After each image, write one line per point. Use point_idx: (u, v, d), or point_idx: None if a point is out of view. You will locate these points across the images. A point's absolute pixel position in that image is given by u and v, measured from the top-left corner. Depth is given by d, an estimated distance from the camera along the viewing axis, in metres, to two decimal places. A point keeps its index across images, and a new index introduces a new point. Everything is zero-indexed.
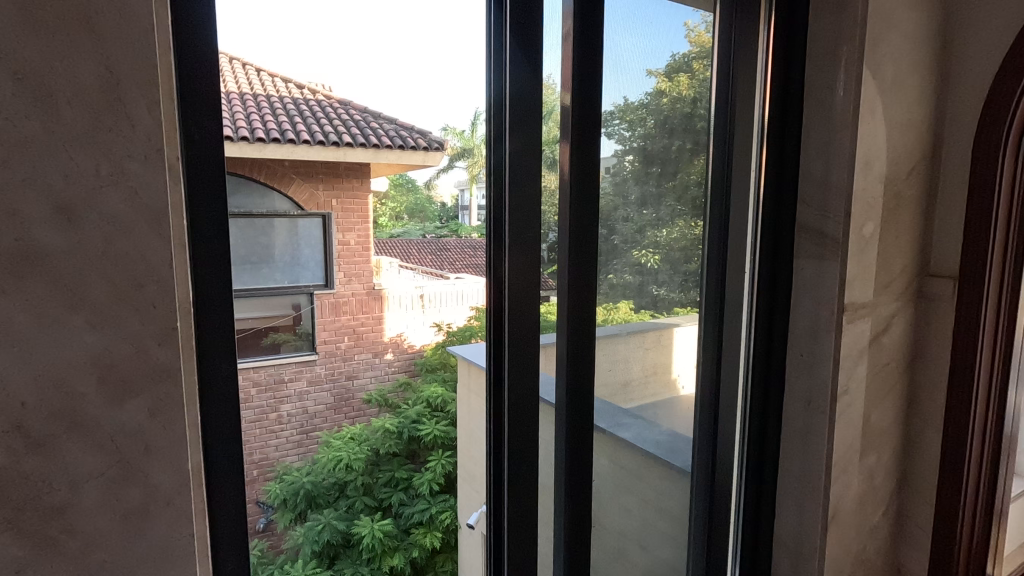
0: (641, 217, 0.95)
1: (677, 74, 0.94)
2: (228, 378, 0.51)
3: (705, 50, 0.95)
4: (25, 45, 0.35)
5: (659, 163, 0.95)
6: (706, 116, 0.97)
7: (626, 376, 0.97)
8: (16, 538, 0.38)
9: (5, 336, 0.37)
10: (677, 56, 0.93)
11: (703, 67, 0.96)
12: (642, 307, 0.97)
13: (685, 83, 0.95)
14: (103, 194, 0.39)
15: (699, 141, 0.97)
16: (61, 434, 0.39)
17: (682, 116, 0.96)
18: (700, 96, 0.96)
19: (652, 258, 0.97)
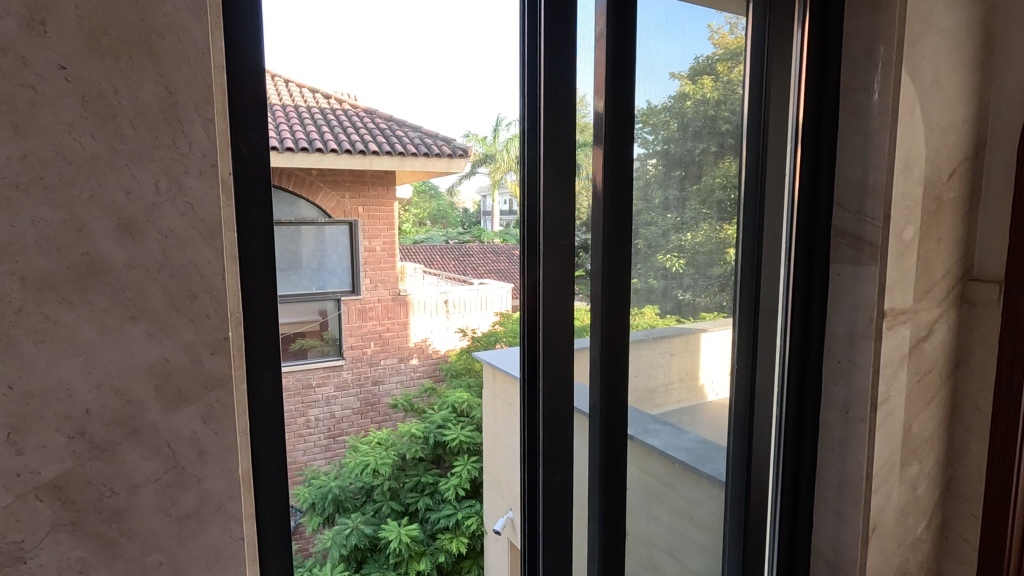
0: (662, 221, 0.94)
1: (701, 77, 0.94)
2: (272, 385, 0.52)
3: (730, 52, 0.95)
4: (91, 69, 0.37)
5: (683, 166, 0.94)
6: (731, 118, 0.97)
7: (651, 382, 0.96)
8: (79, 540, 0.40)
9: (71, 346, 0.38)
10: (700, 59, 0.94)
11: (727, 69, 0.96)
12: (667, 312, 0.97)
13: (709, 85, 0.95)
14: (161, 210, 0.40)
15: (725, 143, 0.97)
16: (121, 440, 0.41)
17: (706, 117, 0.95)
18: (723, 98, 0.96)
19: (677, 262, 0.97)
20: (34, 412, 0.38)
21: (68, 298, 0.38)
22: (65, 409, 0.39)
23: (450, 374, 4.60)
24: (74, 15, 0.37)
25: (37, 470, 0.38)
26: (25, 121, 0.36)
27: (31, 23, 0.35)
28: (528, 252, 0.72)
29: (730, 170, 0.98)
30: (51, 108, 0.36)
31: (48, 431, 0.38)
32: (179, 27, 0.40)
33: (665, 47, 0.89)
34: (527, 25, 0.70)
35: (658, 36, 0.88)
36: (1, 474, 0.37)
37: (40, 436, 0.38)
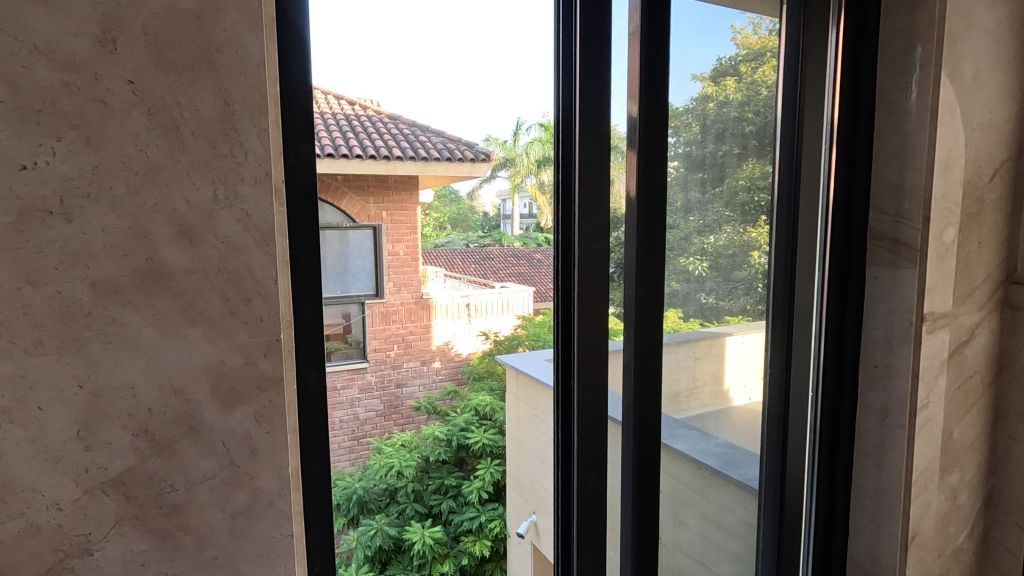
0: (685, 223, 0.94)
1: (724, 78, 0.94)
2: (318, 387, 0.54)
3: (753, 52, 0.95)
4: (156, 83, 0.39)
5: (707, 167, 0.94)
6: (755, 119, 0.97)
7: (675, 387, 0.96)
8: (142, 533, 0.42)
9: (136, 347, 0.40)
10: (723, 60, 0.93)
11: (750, 69, 0.96)
12: (690, 316, 0.96)
13: (732, 85, 0.95)
14: (219, 217, 0.42)
15: (748, 145, 0.97)
16: (180, 438, 0.42)
17: (730, 119, 0.95)
18: (747, 98, 0.96)
19: (699, 265, 0.96)
20: (101, 411, 0.40)
21: (133, 301, 0.40)
22: (129, 407, 0.41)
23: (472, 377, 4.55)
24: (142, 33, 0.39)
25: (104, 465, 0.40)
26: (96, 134, 0.38)
27: (102, 41, 0.37)
28: (562, 255, 0.73)
29: (754, 172, 0.98)
30: (119, 121, 0.38)
31: (114, 429, 0.40)
32: (236, 42, 0.41)
33: (693, 47, 0.89)
34: (562, 29, 0.70)
35: (687, 39, 0.89)
36: (71, 468, 0.39)
37: (107, 433, 0.40)
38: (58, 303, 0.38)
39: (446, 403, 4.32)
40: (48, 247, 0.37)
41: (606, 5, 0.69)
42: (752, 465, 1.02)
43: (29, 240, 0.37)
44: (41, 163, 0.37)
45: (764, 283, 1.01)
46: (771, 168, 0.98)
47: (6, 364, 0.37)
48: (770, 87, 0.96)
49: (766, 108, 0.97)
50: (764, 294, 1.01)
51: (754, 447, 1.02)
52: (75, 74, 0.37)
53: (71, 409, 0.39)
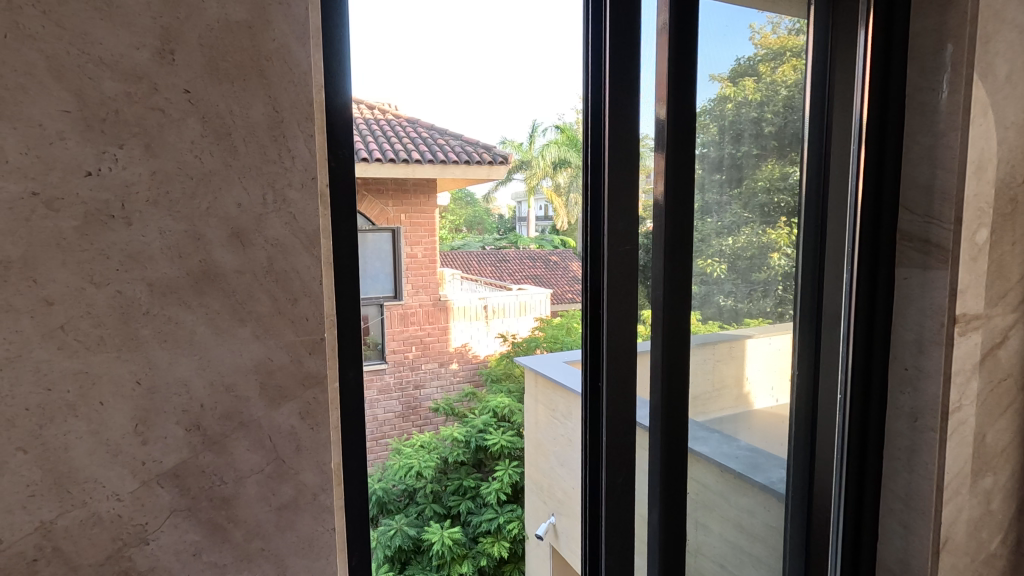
0: (705, 225, 0.94)
1: (743, 78, 0.94)
2: (356, 385, 0.55)
3: (771, 52, 0.95)
4: (210, 92, 0.41)
5: (727, 168, 0.94)
6: (774, 120, 0.97)
7: (696, 389, 0.95)
8: (194, 524, 0.44)
9: (189, 345, 0.42)
10: (742, 60, 0.93)
11: (769, 69, 0.96)
12: (709, 318, 0.96)
13: (752, 86, 0.95)
14: (268, 220, 0.43)
15: (767, 146, 0.97)
16: (231, 433, 0.44)
17: (749, 119, 0.95)
18: (765, 99, 0.96)
19: (718, 267, 0.96)
20: (157, 406, 0.42)
21: (187, 301, 0.42)
22: (183, 403, 0.42)
23: (488, 380, 4.66)
24: (197, 45, 0.40)
25: (160, 459, 0.42)
26: (155, 141, 0.40)
27: (161, 53, 0.39)
28: (591, 256, 0.73)
29: (774, 173, 0.98)
30: (176, 129, 0.40)
31: (169, 424, 0.42)
32: (285, 51, 0.43)
33: (716, 47, 0.90)
34: (591, 30, 0.71)
35: (711, 39, 0.89)
36: (129, 461, 0.41)
37: (162, 427, 0.42)
38: (119, 303, 0.40)
39: (463, 403, 4.49)
40: (110, 249, 0.39)
41: (636, 7, 0.69)
42: (774, 467, 1.02)
43: (92, 243, 0.39)
44: (104, 170, 0.39)
45: (784, 286, 1.01)
46: (790, 170, 0.98)
47: (70, 360, 0.39)
48: (789, 87, 0.96)
49: (786, 109, 0.97)
50: (783, 296, 1.01)
51: (776, 449, 1.02)
52: (137, 84, 0.39)
53: (130, 404, 0.41)
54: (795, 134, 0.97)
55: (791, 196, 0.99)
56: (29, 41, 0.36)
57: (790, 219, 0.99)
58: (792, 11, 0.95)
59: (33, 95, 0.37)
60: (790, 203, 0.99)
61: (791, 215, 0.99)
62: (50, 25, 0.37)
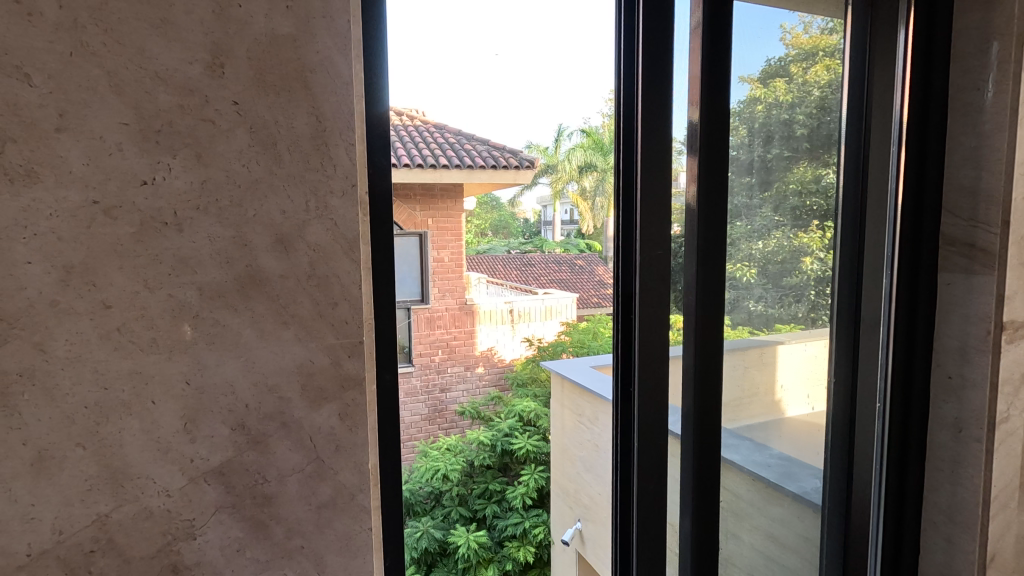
0: (734, 229, 0.92)
1: (773, 79, 0.93)
2: (391, 387, 0.56)
3: (802, 52, 0.94)
4: (258, 103, 0.42)
5: (757, 171, 0.93)
6: (805, 122, 0.96)
7: (727, 396, 0.94)
8: (238, 521, 0.45)
9: (236, 347, 0.43)
10: (772, 61, 0.92)
11: (800, 70, 0.95)
12: (739, 323, 0.94)
13: (782, 87, 0.94)
14: (310, 226, 0.45)
15: (798, 148, 0.96)
16: (273, 432, 0.45)
17: (780, 120, 0.94)
18: (796, 100, 0.95)
19: (748, 271, 0.95)
20: (205, 406, 0.43)
21: (234, 305, 0.43)
22: (229, 403, 0.44)
23: (512, 383, 4.63)
24: (246, 58, 0.42)
25: (207, 457, 0.44)
26: (205, 151, 0.41)
27: (213, 66, 0.41)
28: (623, 261, 0.73)
29: (805, 175, 0.97)
30: (225, 139, 0.42)
31: (216, 423, 0.44)
32: (327, 62, 0.44)
33: (748, 48, 0.89)
34: (624, 34, 0.71)
35: (744, 39, 0.88)
36: (178, 458, 0.43)
37: (210, 426, 0.43)
38: (170, 306, 0.42)
39: (490, 408, 4.50)
40: (163, 255, 0.41)
41: (669, 10, 0.69)
42: (808, 476, 1.01)
43: (147, 248, 0.41)
44: (158, 179, 0.40)
45: (816, 291, 0.99)
46: (822, 172, 0.97)
47: (125, 361, 0.41)
48: (821, 88, 0.95)
49: (818, 110, 0.96)
50: (816, 301, 0.99)
51: (808, 458, 1.01)
52: (189, 97, 0.41)
53: (179, 403, 0.42)
54: (827, 135, 0.96)
55: (823, 199, 0.97)
56: (91, 57, 0.38)
57: (823, 222, 0.97)
58: (824, 10, 0.93)
59: (94, 109, 0.39)
60: (822, 205, 0.97)
61: (824, 218, 0.98)
62: (110, 42, 0.39)
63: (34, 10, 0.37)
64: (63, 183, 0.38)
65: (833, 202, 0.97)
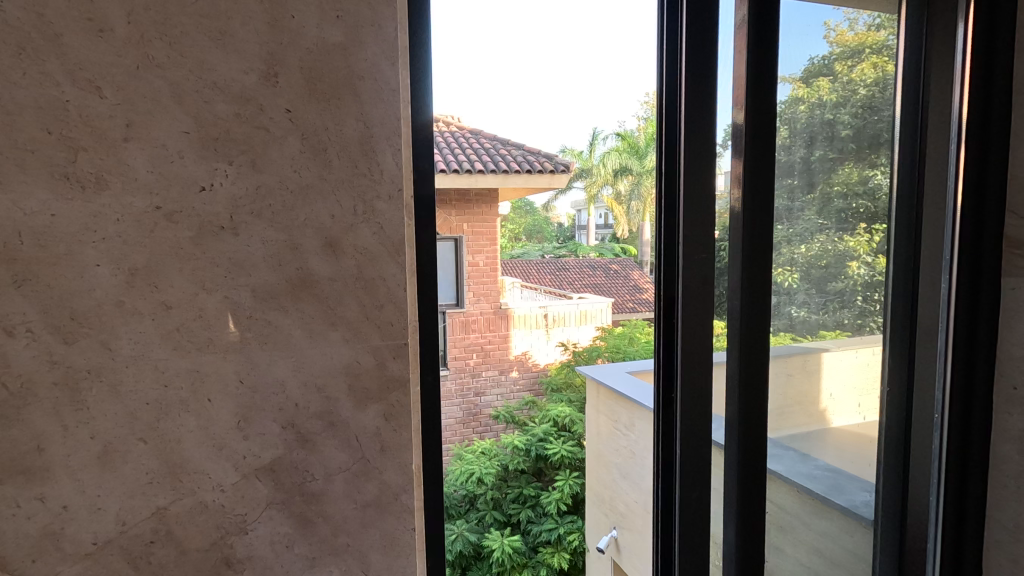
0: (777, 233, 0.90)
1: (817, 79, 0.90)
2: (434, 388, 0.57)
3: (847, 50, 0.92)
4: (309, 110, 0.44)
5: (800, 173, 0.91)
6: (850, 122, 0.93)
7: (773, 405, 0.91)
8: (287, 517, 0.46)
9: (286, 347, 0.45)
10: (815, 60, 0.90)
11: (845, 69, 0.92)
12: (780, 330, 0.92)
13: (826, 86, 0.91)
14: (358, 230, 0.46)
15: (844, 148, 0.93)
16: (321, 431, 0.46)
17: (823, 121, 0.92)
18: (841, 99, 0.92)
19: (790, 276, 0.92)
20: (257, 404, 0.45)
21: (285, 306, 0.44)
22: (280, 402, 0.45)
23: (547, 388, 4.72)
24: (298, 67, 0.43)
25: (258, 454, 0.45)
26: (260, 158, 0.43)
27: (267, 76, 0.43)
28: (665, 264, 0.72)
29: (851, 177, 0.94)
30: (279, 146, 0.43)
31: (268, 421, 0.45)
32: (375, 70, 0.45)
33: (792, 47, 0.87)
34: (667, 33, 0.70)
35: (790, 38, 0.86)
36: (232, 454, 0.44)
37: (261, 424, 0.45)
38: (226, 307, 0.43)
39: (524, 412, 4.52)
40: (219, 258, 0.43)
41: (713, 7, 0.68)
42: (853, 488, 0.98)
43: (205, 251, 0.42)
44: (216, 185, 0.42)
45: (863, 297, 0.96)
46: (870, 174, 0.94)
47: (183, 360, 0.43)
48: (868, 87, 0.93)
49: (863, 110, 0.93)
50: (864, 307, 0.96)
51: (853, 470, 0.98)
52: (245, 105, 0.42)
53: (233, 401, 0.44)
54: (874, 136, 0.93)
55: (870, 202, 0.94)
56: (156, 70, 0.40)
57: (871, 226, 0.94)
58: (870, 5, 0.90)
59: (159, 119, 0.41)
60: (869, 208, 0.94)
61: (871, 221, 0.94)
62: (173, 55, 0.41)
63: (105, 26, 0.39)
64: (129, 190, 0.40)
65: (881, 204, 0.94)
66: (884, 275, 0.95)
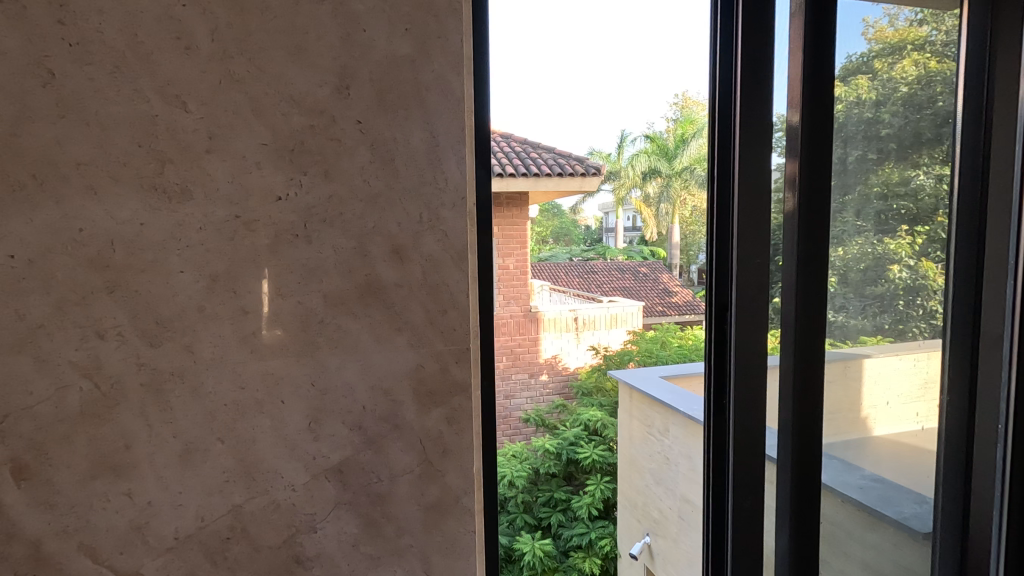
0: None
1: (856, 77, 0.86)
2: (489, 391, 0.57)
3: (885, 47, 0.87)
4: (378, 120, 0.45)
5: (839, 173, 0.86)
6: (890, 121, 0.90)
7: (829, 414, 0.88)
8: (353, 518, 0.47)
9: (354, 351, 0.46)
10: (854, 57, 0.85)
11: (883, 66, 0.88)
12: None
13: (865, 85, 0.87)
14: (423, 237, 0.47)
15: (884, 149, 0.90)
16: (386, 434, 0.47)
17: (864, 120, 0.87)
18: (881, 98, 0.88)
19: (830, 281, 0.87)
20: (327, 407, 0.46)
21: (354, 311, 0.46)
22: (348, 405, 0.46)
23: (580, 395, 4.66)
24: (369, 80, 0.44)
25: (328, 455, 0.46)
26: (333, 168, 0.44)
27: (340, 89, 0.44)
28: (717, 269, 0.71)
29: (891, 178, 0.91)
30: (349, 156, 0.45)
31: (336, 423, 0.46)
32: (441, 80, 0.46)
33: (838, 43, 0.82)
34: (720, 37, 0.69)
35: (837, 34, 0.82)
36: (303, 455, 0.46)
37: (331, 426, 0.46)
38: (300, 312, 0.45)
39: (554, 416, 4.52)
40: (293, 264, 0.44)
41: (769, 10, 0.67)
42: (899, 498, 0.95)
43: (280, 259, 0.44)
44: (291, 195, 0.44)
45: (905, 300, 0.93)
46: (910, 174, 0.91)
47: (259, 364, 0.44)
48: (908, 85, 0.90)
49: (902, 109, 0.90)
50: (905, 311, 0.93)
51: (900, 480, 0.95)
52: (319, 118, 0.44)
53: (305, 403, 0.45)
54: (913, 136, 0.91)
55: (911, 202, 0.92)
56: (236, 85, 0.42)
57: (911, 227, 0.92)
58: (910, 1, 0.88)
59: (239, 132, 0.42)
60: (910, 209, 0.92)
61: (912, 223, 0.92)
62: (253, 70, 0.42)
63: (191, 43, 0.41)
64: (211, 200, 0.42)
65: (922, 205, 0.92)
66: (925, 277, 0.93)
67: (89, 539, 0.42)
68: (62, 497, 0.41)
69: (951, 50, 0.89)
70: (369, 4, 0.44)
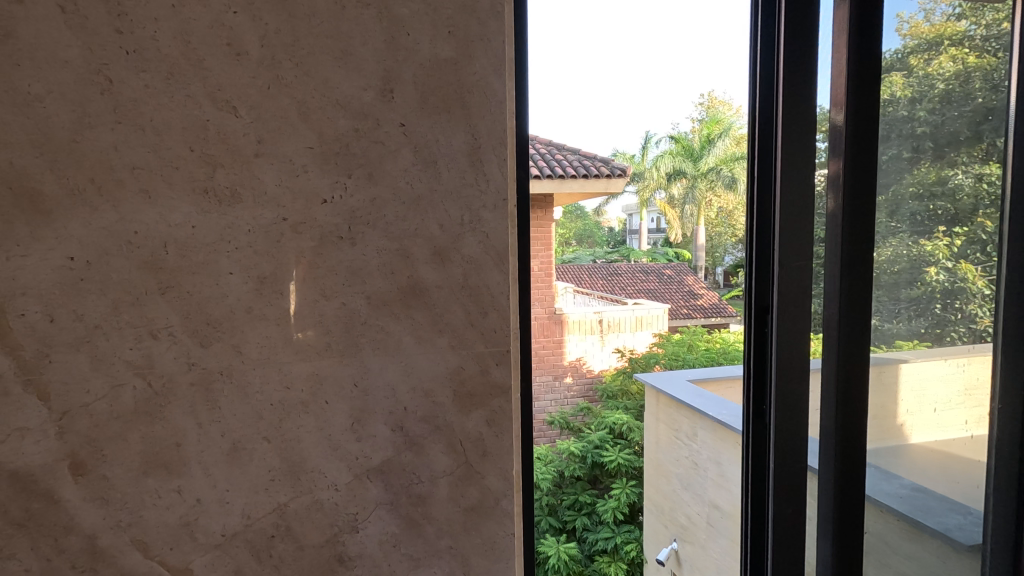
0: None
1: (890, 74, 0.83)
2: (527, 393, 0.57)
3: (921, 43, 0.84)
4: (421, 123, 0.45)
5: None
6: (926, 119, 0.86)
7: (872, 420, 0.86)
8: (394, 518, 0.47)
9: (396, 352, 0.46)
10: (889, 53, 0.82)
11: (919, 63, 0.85)
12: None
13: (900, 82, 0.84)
14: (464, 239, 0.47)
15: (921, 147, 0.86)
16: (427, 435, 0.47)
17: (898, 118, 0.84)
18: (917, 95, 0.85)
19: None
20: (369, 407, 0.46)
21: (396, 313, 0.46)
22: (390, 405, 0.47)
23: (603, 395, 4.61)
24: (412, 83, 0.45)
25: (370, 455, 0.47)
26: (376, 171, 0.45)
27: (384, 92, 0.44)
28: (757, 271, 0.70)
29: (927, 177, 0.86)
30: (393, 158, 0.45)
31: (378, 424, 0.47)
32: (483, 82, 0.46)
33: None
34: (761, 36, 0.68)
35: None
36: (345, 455, 0.46)
37: (373, 427, 0.46)
38: (343, 314, 0.45)
39: None
40: (337, 266, 0.44)
41: (812, 7, 0.66)
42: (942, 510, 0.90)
43: (325, 261, 0.44)
44: (336, 197, 0.44)
45: (942, 304, 0.89)
46: (949, 173, 0.87)
47: (304, 364, 0.45)
48: (945, 82, 0.86)
49: (939, 106, 0.86)
50: (942, 316, 0.89)
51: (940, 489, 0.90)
52: (363, 121, 0.44)
53: (348, 404, 0.46)
54: (951, 134, 0.87)
55: (949, 202, 0.88)
56: (285, 89, 0.43)
57: (950, 228, 0.88)
58: None
59: (286, 136, 0.43)
60: (948, 209, 0.88)
61: (950, 224, 0.88)
62: (300, 75, 0.43)
63: (241, 50, 0.42)
64: (259, 202, 0.43)
65: (961, 205, 0.88)
66: (963, 280, 0.89)
67: (141, 533, 0.43)
68: (117, 492, 0.42)
69: (989, 46, 0.86)
70: (413, 8, 0.44)
